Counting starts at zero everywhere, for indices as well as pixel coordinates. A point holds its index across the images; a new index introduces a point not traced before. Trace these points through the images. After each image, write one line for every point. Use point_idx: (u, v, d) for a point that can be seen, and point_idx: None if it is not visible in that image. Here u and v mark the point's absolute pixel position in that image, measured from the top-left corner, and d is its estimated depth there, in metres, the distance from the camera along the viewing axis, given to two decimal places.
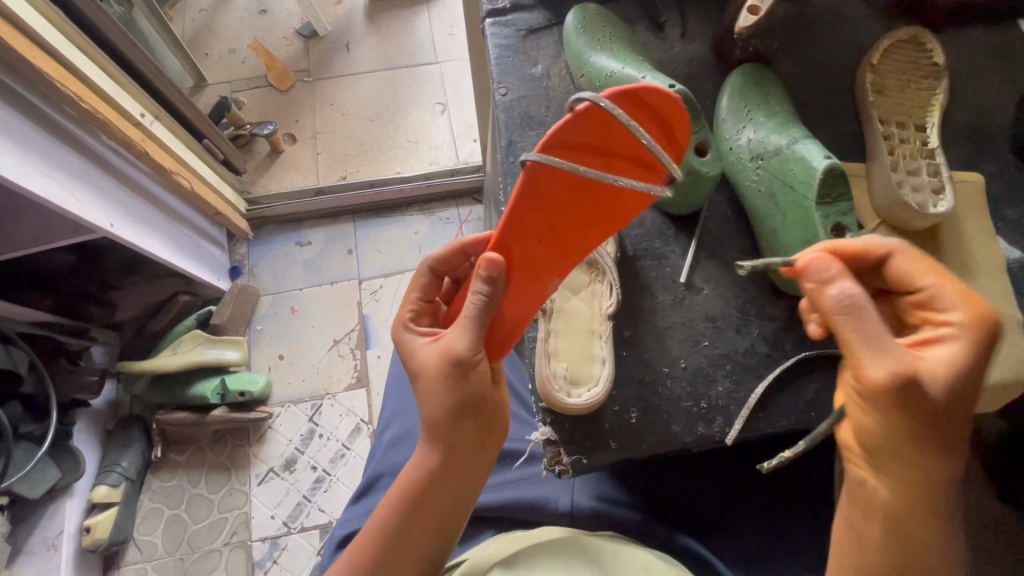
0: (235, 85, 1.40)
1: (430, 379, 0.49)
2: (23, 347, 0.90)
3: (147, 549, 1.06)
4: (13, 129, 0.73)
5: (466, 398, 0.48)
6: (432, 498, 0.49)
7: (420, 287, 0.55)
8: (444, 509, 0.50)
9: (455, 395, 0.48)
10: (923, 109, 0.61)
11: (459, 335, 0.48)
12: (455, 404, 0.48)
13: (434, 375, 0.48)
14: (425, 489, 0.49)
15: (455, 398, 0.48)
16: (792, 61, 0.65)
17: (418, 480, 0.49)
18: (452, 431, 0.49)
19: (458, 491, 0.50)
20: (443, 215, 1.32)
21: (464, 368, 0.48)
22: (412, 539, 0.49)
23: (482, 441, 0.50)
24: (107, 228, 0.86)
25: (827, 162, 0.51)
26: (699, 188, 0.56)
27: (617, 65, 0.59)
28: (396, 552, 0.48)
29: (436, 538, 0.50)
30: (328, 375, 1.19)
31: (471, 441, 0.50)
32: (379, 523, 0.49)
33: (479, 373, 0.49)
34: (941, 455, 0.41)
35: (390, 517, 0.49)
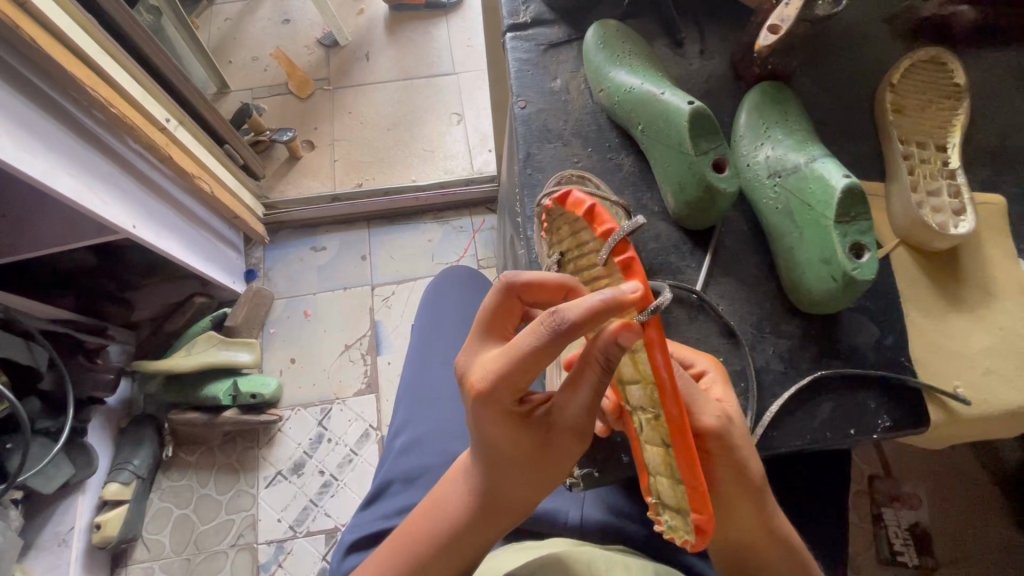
0: (257, 92, 1.43)
1: (515, 449, 0.43)
2: (44, 344, 0.92)
3: (155, 548, 1.07)
4: (43, 133, 0.76)
5: (553, 463, 0.44)
6: (466, 536, 0.49)
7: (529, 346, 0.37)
8: (474, 543, 0.50)
9: (542, 458, 0.44)
10: (944, 129, 0.61)
11: (586, 419, 0.42)
12: (531, 462, 0.44)
13: (524, 431, 0.42)
14: (456, 529, 0.49)
15: (538, 460, 0.44)
16: (811, 79, 0.65)
17: (453, 517, 0.49)
18: (505, 481, 0.46)
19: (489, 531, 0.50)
20: (457, 224, 1.33)
21: (573, 444, 0.43)
22: (435, 566, 0.50)
23: (536, 494, 0.47)
24: (130, 230, 0.88)
25: (846, 180, 0.51)
26: (715, 204, 0.55)
27: (635, 80, 0.60)
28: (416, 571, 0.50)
29: (466, 563, 0.51)
30: (338, 380, 1.20)
31: (524, 496, 0.47)
32: (407, 543, 0.50)
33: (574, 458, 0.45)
34: (743, 501, 0.45)
35: (419, 547, 0.50)
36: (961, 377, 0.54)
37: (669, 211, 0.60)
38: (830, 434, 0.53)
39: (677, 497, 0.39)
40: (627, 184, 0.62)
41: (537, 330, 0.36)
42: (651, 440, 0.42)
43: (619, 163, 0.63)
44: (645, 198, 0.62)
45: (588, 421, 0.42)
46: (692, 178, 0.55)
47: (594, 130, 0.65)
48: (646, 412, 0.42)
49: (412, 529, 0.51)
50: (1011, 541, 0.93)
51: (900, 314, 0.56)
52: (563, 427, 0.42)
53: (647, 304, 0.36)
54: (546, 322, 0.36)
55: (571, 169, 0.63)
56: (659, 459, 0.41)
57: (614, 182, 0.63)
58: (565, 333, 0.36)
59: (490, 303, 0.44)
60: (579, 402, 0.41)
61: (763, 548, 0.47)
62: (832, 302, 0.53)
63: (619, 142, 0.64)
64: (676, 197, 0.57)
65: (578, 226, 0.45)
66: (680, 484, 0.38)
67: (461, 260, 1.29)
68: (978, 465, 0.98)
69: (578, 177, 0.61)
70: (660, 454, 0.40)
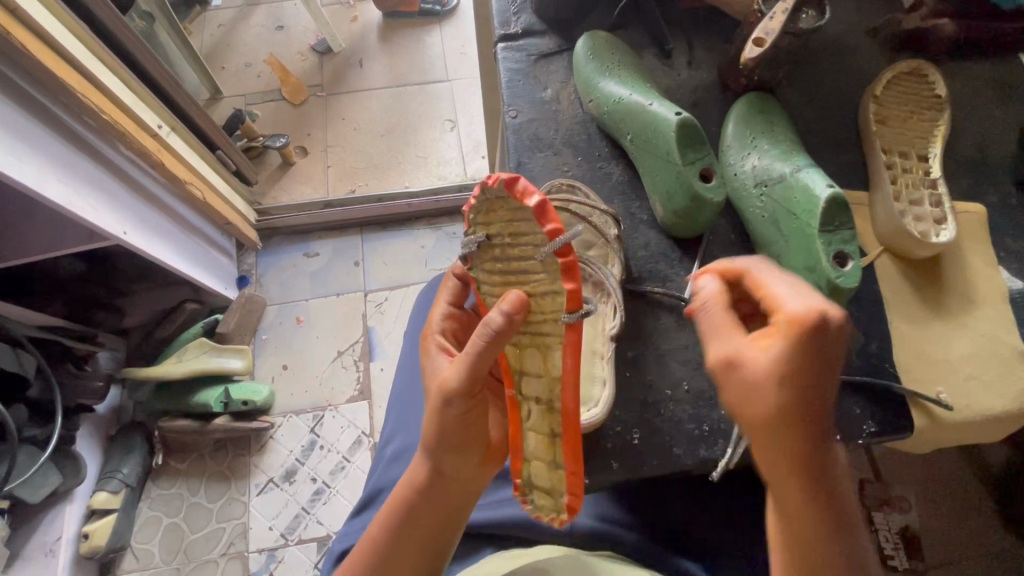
0: (249, 98, 1.43)
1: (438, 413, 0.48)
2: (33, 352, 0.91)
3: (144, 557, 1.06)
4: (32, 138, 0.75)
5: (471, 429, 0.50)
6: (418, 526, 0.50)
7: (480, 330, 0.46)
8: (427, 535, 0.50)
9: (457, 426, 0.49)
10: (926, 139, 0.62)
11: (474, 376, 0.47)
12: (448, 432, 0.49)
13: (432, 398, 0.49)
14: (412, 511, 0.50)
15: (456, 429, 0.49)
16: (796, 89, 0.67)
17: (405, 498, 0.51)
18: (438, 458, 0.50)
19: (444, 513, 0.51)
20: (450, 230, 1.33)
21: (467, 396, 0.48)
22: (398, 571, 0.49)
23: (471, 470, 0.51)
24: (120, 236, 0.88)
25: (830, 191, 0.52)
26: (702, 213, 0.56)
27: (624, 90, 0.61)
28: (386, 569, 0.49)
29: (429, 555, 0.51)
30: (331, 387, 1.19)
31: (458, 463, 0.50)
32: (371, 542, 0.50)
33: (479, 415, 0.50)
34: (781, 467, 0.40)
35: (376, 548, 0.50)
36: (944, 383, 0.55)
37: (658, 219, 0.61)
38: None
39: (556, 479, 0.50)
40: (616, 193, 0.63)
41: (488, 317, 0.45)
42: (537, 429, 0.51)
43: (608, 172, 0.64)
44: (635, 206, 0.63)
45: (476, 379, 0.47)
46: (680, 187, 0.55)
47: (584, 139, 0.66)
48: (539, 401, 0.50)
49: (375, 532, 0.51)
50: (995, 544, 0.95)
51: (885, 321, 0.57)
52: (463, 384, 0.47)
53: (577, 308, 0.45)
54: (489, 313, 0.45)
55: (561, 178, 0.63)
56: (542, 447, 0.51)
57: (604, 191, 0.63)
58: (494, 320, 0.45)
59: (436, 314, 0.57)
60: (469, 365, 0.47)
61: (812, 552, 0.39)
62: None
63: (609, 151, 0.65)
64: (664, 206, 0.58)
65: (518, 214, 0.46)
66: (561, 470, 0.50)
67: None
68: (967, 469, 0.99)
69: (568, 186, 0.61)
70: (545, 441, 0.51)
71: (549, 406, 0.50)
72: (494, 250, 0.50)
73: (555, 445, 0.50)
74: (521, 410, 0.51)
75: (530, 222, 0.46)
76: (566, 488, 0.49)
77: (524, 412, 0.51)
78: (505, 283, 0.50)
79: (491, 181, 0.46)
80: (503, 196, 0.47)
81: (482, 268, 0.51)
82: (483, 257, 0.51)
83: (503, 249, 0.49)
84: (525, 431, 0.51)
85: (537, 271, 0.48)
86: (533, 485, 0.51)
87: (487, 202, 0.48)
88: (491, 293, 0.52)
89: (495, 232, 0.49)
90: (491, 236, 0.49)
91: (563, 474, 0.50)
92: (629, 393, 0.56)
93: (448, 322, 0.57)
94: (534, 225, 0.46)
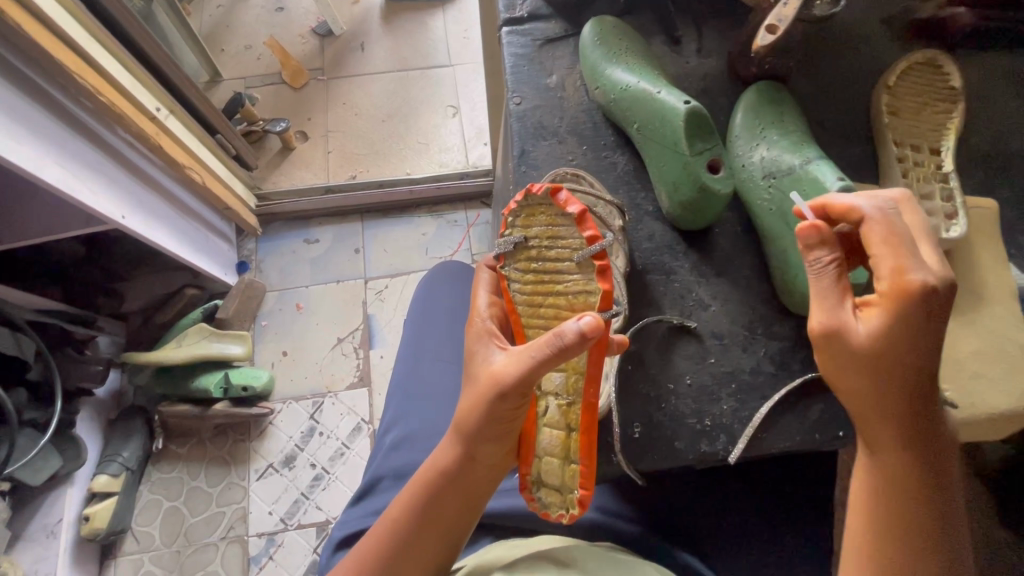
0: (249, 81, 1.41)
1: (475, 405, 0.47)
2: (32, 336, 0.91)
3: (144, 540, 1.07)
4: (30, 121, 0.74)
5: (508, 427, 0.48)
6: (439, 510, 0.50)
7: (550, 340, 0.42)
8: (451, 523, 0.51)
9: (495, 426, 0.47)
10: (939, 132, 0.61)
11: (525, 382, 0.44)
12: (486, 427, 0.47)
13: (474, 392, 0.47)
14: (435, 497, 0.50)
15: (495, 424, 0.47)
16: (807, 79, 0.65)
17: (431, 484, 0.50)
18: (471, 447, 0.49)
19: (466, 499, 0.51)
20: (451, 218, 1.32)
21: (512, 398, 0.45)
22: (420, 552, 0.50)
23: (499, 461, 0.51)
24: (119, 220, 0.87)
25: (841, 183, 0.51)
26: (709, 205, 0.55)
27: (633, 78, 0.59)
28: (404, 551, 0.49)
29: (446, 538, 0.51)
30: (331, 373, 1.19)
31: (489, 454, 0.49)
32: (392, 523, 0.50)
33: (520, 411, 0.48)
34: (884, 435, 0.43)
35: (399, 528, 0.50)
36: (950, 381, 0.54)
37: (664, 211, 0.60)
38: (820, 436, 0.54)
39: (566, 475, 0.51)
40: (622, 183, 0.62)
41: (563, 332, 0.42)
42: (552, 424, 0.52)
43: (614, 161, 0.63)
44: (640, 197, 0.62)
45: (527, 384, 0.45)
46: (687, 180, 0.54)
47: (590, 127, 0.64)
48: (558, 397, 0.53)
49: (394, 513, 0.51)
50: None
51: None
52: (511, 387, 0.45)
53: (608, 307, 0.48)
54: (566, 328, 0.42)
55: (566, 167, 0.62)
56: (557, 442, 0.52)
57: (609, 180, 0.62)
58: (575, 333, 0.41)
59: (482, 298, 0.53)
60: (522, 371, 0.44)
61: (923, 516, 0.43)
62: None
63: (615, 140, 0.64)
64: (671, 197, 0.57)
65: (560, 221, 0.50)
66: (574, 465, 0.51)
67: (455, 255, 1.29)
68: None
69: (573, 175, 0.60)
70: (559, 437, 0.52)
71: (568, 402, 0.52)
72: (527, 252, 0.51)
73: (569, 439, 0.52)
74: (538, 406, 0.53)
75: (571, 227, 0.49)
76: (578, 483, 0.50)
77: (540, 409, 0.53)
78: (536, 283, 0.51)
79: (536, 188, 0.50)
80: (545, 202, 0.50)
81: (515, 267, 0.52)
82: (516, 258, 0.52)
83: (538, 251, 0.51)
84: (540, 427, 0.52)
85: (571, 272, 0.50)
86: (541, 480, 0.52)
87: (529, 206, 0.51)
88: (520, 293, 0.52)
89: (533, 234, 0.51)
90: (527, 238, 0.51)
91: (576, 469, 0.51)
92: (632, 386, 0.56)
93: (492, 308, 0.53)
94: (575, 231, 0.49)
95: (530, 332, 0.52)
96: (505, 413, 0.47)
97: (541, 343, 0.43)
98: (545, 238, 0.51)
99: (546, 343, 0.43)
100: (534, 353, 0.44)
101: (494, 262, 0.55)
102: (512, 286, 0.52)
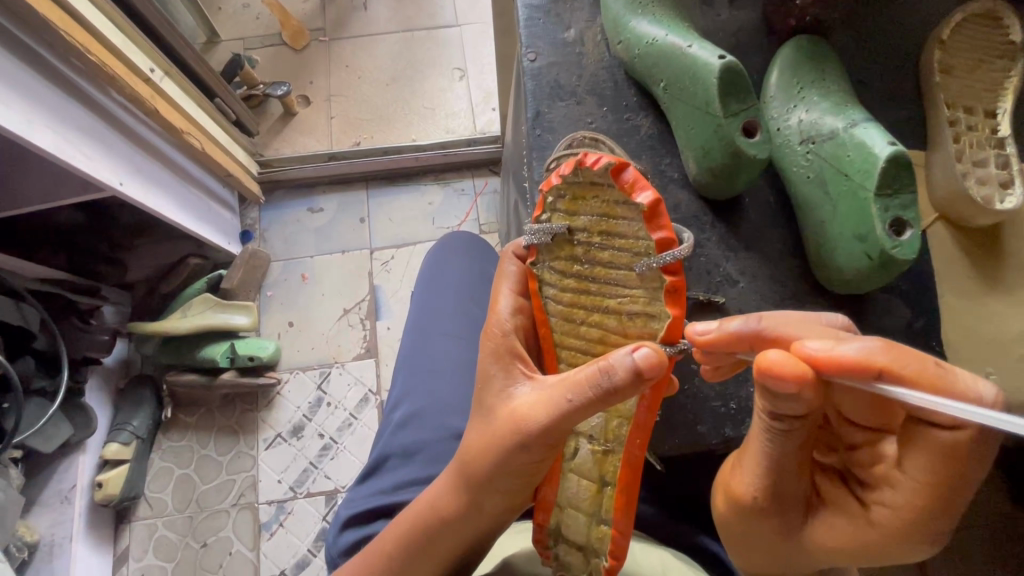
0: (249, 42, 1.34)
1: (498, 436, 0.45)
2: (35, 305, 0.89)
3: (157, 505, 1.07)
4: (18, 81, 0.70)
5: (533, 467, 0.47)
6: (450, 530, 0.50)
7: (592, 383, 0.41)
8: (457, 542, 0.51)
9: (519, 467, 0.46)
10: (995, 92, 0.57)
11: (558, 424, 0.43)
12: (506, 462, 0.45)
13: (498, 428, 0.45)
14: (445, 518, 0.49)
15: (517, 461, 0.45)
16: (850, 35, 0.60)
17: (444, 506, 0.49)
18: (487, 481, 0.47)
19: (475, 525, 0.50)
20: (458, 186, 1.27)
21: (540, 439, 0.44)
22: (421, 561, 0.51)
23: (517, 496, 0.50)
24: (117, 187, 0.83)
25: (891, 148, 0.46)
26: (741, 173, 0.50)
27: (660, 31, 0.54)
28: (407, 561, 0.50)
29: (450, 552, 0.51)
30: (338, 344, 1.17)
31: (508, 488, 0.48)
32: (401, 533, 0.51)
33: (544, 452, 0.45)
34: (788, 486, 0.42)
35: (407, 537, 0.50)
36: (995, 363, 0.54)
37: (690, 178, 0.56)
38: None
39: (594, 535, 0.51)
40: (644, 148, 0.58)
41: (611, 375, 0.40)
42: (584, 474, 0.51)
43: (636, 124, 0.59)
44: (665, 163, 0.58)
45: (559, 428, 0.43)
46: (718, 144, 0.50)
47: (610, 87, 0.60)
48: (593, 442, 0.51)
49: (401, 525, 0.51)
50: None
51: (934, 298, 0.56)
52: (543, 428, 0.43)
53: (673, 340, 0.47)
54: (613, 366, 0.40)
55: (585, 130, 0.58)
56: (587, 494, 0.51)
57: (631, 145, 0.58)
58: (633, 372, 0.40)
59: (506, 305, 0.50)
60: (557, 412, 0.42)
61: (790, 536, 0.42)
62: (863, 281, 0.50)
63: (637, 101, 0.59)
64: (699, 163, 0.53)
65: (620, 212, 0.46)
66: (604, 526, 0.51)
67: (462, 225, 1.25)
68: None
69: (591, 139, 0.55)
70: (590, 488, 0.51)
71: (603, 451, 0.51)
72: (573, 249, 0.48)
73: (601, 494, 0.51)
74: (569, 449, 0.52)
75: (633, 221, 0.46)
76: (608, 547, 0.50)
77: (570, 449, 0.52)
78: (578, 290, 0.49)
79: (593, 165, 0.46)
80: (604, 183, 0.47)
81: (552, 267, 0.49)
82: (556, 252, 0.49)
83: (585, 247, 0.48)
84: (569, 474, 0.52)
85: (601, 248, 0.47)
86: (563, 536, 0.52)
87: (579, 186, 0.48)
88: (557, 303, 0.50)
89: (580, 225, 0.48)
90: (573, 229, 0.48)
91: (606, 531, 0.51)
92: None
93: (516, 315, 0.50)
94: (638, 228, 0.46)
95: (564, 351, 0.51)
96: (530, 453, 0.45)
97: (580, 383, 0.41)
98: (594, 231, 0.48)
99: (588, 384, 0.41)
100: (573, 396, 0.42)
101: (522, 254, 0.52)
102: (546, 290, 0.50)
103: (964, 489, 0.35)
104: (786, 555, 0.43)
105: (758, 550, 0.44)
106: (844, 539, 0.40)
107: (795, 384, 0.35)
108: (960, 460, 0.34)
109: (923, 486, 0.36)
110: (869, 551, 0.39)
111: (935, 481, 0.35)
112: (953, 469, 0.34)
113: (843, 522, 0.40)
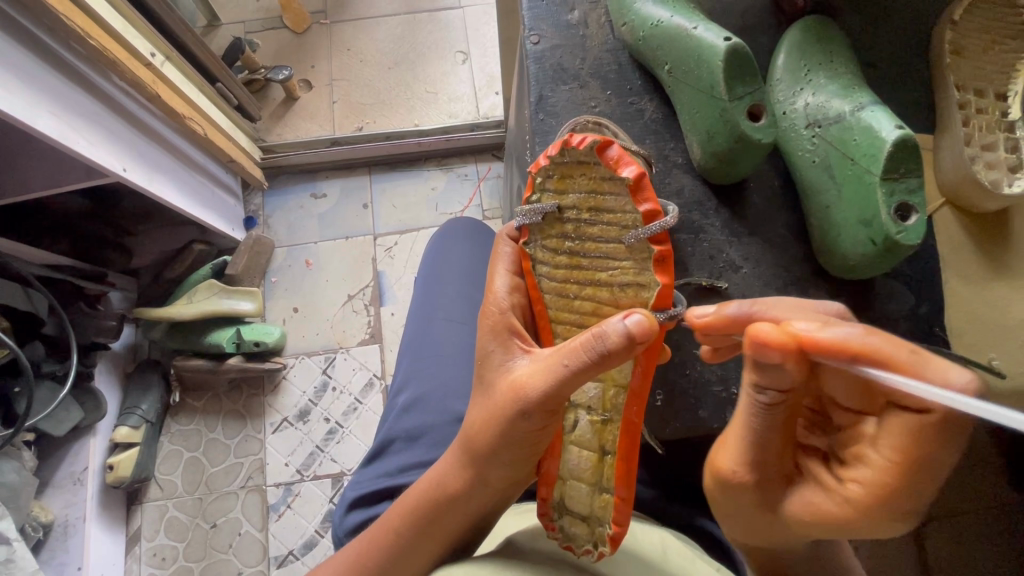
0: (250, 26, 1.33)
1: (498, 409, 0.45)
2: (43, 291, 0.90)
3: (167, 487, 1.09)
4: (18, 65, 0.69)
5: (534, 440, 0.47)
6: (453, 507, 0.51)
7: (587, 346, 0.41)
8: (461, 520, 0.52)
9: (522, 437, 0.46)
10: (1006, 74, 0.56)
11: (557, 390, 0.43)
12: (508, 436, 0.46)
13: (498, 400, 0.45)
14: (448, 494, 0.50)
15: (518, 433, 0.45)
16: (859, 15, 0.59)
17: (447, 483, 0.50)
18: (489, 458, 0.48)
19: (478, 501, 0.51)
20: (462, 172, 1.27)
21: (539, 407, 0.44)
22: (426, 543, 0.52)
23: (520, 473, 0.51)
24: (120, 173, 0.83)
25: (898, 132, 0.46)
26: (744, 157, 0.50)
27: (664, 12, 0.53)
28: (410, 542, 0.51)
29: (454, 529, 0.52)
30: (342, 330, 1.18)
31: (510, 462, 0.48)
32: (404, 512, 0.52)
33: (546, 422, 0.45)
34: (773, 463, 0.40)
35: (409, 516, 0.51)
36: (997, 349, 0.54)
37: (694, 162, 0.56)
38: None
39: (596, 504, 0.52)
40: (648, 133, 0.58)
41: (608, 339, 0.40)
42: (584, 446, 0.53)
43: (640, 108, 0.58)
44: (669, 147, 0.57)
45: (558, 394, 0.43)
46: (723, 128, 0.49)
47: (615, 70, 0.59)
48: (592, 412, 0.52)
49: (404, 503, 0.52)
50: None
51: (939, 284, 0.56)
52: (542, 395, 0.43)
53: (665, 307, 0.47)
54: (607, 331, 0.40)
55: (587, 114, 0.58)
56: (588, 465, 0.52)
57: (635, 130, 0.58)
58: (627, 337, 0.40)
59: (501, 286, 0.50)
60: (552, 378, 0.42)
61: (767, 509, 0.41)
62: (866, 266, 0.50)
63: (641, 84, 0.59)
64: (704, 147, 0.52)
65: (608, 187, 0.47)
66: (606, 495, 0.52)
67: (466, 210, 1.24)
68: None
69: (595, 123, 0.55)
70: (591, 459, 0.53)
71: (602, 421, 0.52)
72: (562, 225, 0.49)
73: (602, 463, 0.52)
74: (567, 419, 0.53)
75: (621, 197, 0.47)
76: (611, 515, 0.50)
77: (569, 422, 0.53)
78: (571, 266, 0.49)
79: (578, 143, 0.47)
80: (590, 160, 0.47)
81: (544, 246, 0.50)
82: (548, 231, 0.50)
83: (575, 224, 0.48)
84: (569, 446, 0.53)
85: (597, 227, 0.48)
86: (566, 508, 0.52)
87: (567, 165, 0.48)
88: (550, 280, 0.50)
89: (569, 203, 0.48)
90: (563, 208, 0.48)
91: (608, 500, 0.52)
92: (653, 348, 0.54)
93: (512, 295, 0.50)
94: (625, 202, 0.47)
95: (559, 327, 0.51)
96: (530, 425, 0.45)
97: (576, 347, 0.42)
98: (583, 208, 0.48)
99: (584, 348, 0.41)
100: (569, 361, 0.42)
101: (515, 235, 0.52)
102: (539, 268, 0.50)
103: (936, 471, 0.32)
104: (767, 525, 0.42)
105: (739, 519, 0.43)
106: (817, 514, 0.38)
107: (777, 355, 0.34)
108: (928, 441, 0.31)
109: (889, 465, 0.33)
110: (842, 527, 0.37)
111: (900, 460, 0.33)
112: (922, 449, 0.32)
113: (820, 498, 0.38)
